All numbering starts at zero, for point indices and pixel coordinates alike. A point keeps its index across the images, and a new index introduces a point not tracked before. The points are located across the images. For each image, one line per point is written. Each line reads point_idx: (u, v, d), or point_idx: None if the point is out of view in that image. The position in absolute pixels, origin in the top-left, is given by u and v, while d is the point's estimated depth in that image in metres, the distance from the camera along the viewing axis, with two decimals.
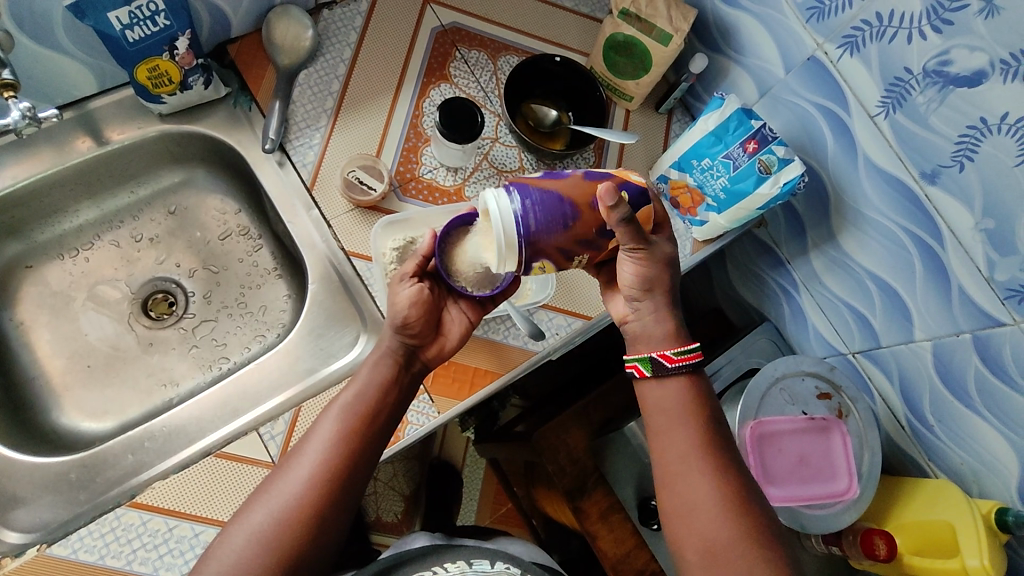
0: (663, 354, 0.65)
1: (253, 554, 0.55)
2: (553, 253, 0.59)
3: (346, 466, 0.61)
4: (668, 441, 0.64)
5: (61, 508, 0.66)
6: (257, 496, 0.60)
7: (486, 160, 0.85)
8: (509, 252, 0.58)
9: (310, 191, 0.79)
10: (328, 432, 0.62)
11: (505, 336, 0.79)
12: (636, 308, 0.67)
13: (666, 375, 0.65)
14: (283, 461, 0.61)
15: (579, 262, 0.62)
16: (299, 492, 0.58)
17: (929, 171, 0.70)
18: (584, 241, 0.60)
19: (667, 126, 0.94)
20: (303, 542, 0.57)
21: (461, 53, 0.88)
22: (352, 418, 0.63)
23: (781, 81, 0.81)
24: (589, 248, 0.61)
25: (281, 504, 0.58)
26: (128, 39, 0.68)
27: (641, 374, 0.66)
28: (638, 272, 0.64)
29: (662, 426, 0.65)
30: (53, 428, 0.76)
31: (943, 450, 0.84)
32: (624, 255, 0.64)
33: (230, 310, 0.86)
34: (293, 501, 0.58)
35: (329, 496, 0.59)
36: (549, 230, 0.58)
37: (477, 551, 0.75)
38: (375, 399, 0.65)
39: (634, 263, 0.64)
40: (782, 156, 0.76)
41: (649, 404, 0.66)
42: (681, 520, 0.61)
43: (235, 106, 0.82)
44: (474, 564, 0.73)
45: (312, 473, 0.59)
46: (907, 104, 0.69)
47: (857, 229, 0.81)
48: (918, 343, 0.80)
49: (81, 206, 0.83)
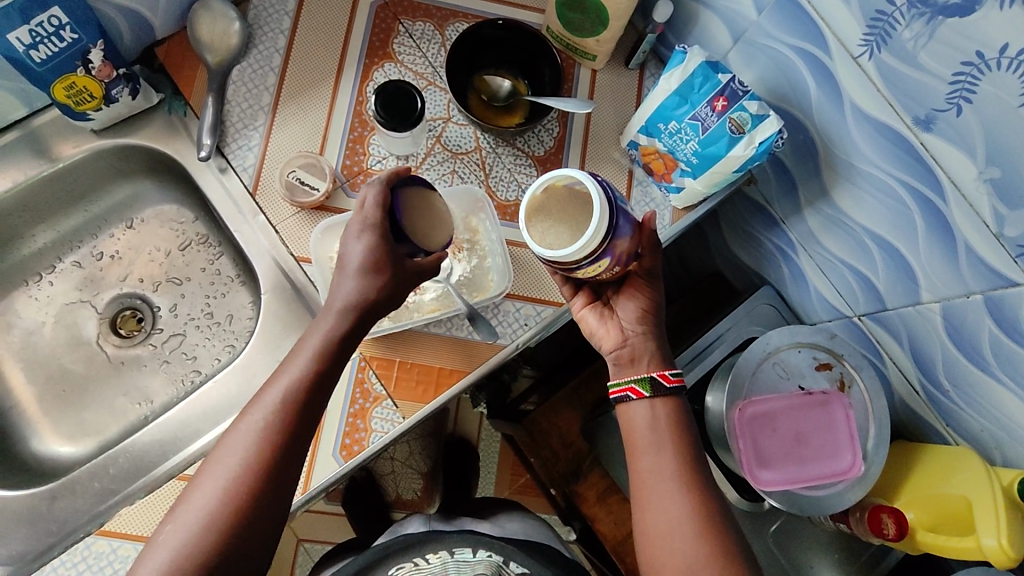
0: (663, 374, 0.66)
1: (195, 535, 0.53)
2: (616, 254, 0.61)
3: (290, 440, 0.58)
4: (646, 462, 0.64)
5: (35, 541, 0.67)
6: (201, 473, 0.56)
7: (438, 143, 0.79)
8: (598, 236, 0.58)
9: (254, 196, 0.76)
10: (271, 404, 0.58)
11: (470, 333, 0.74)
12: (640, 332, 0.68)
13: (663, 394, 0.66)
14: (224, 435, 0.58)
15: (611, 273, 0.64)
16: (245, 468, 0.55)
17: (923, 116, 0.61)
18: (632, 253, 0.64)
19: (639, 83, 0.85)
20: (249, 520, 0.54)
21: (404, 27, 0.81)
22: (299, 388, 0.59)
23: (754, 23, 0.72)
24: (629, 263, 0.65)
25: (223, 480, 0.55)
26: (34, 59, 0.65)
27: (638, 395, 0.65)
28: (648, 307, 0.68)
29: (641, 446, 0.64)
30: (32, 456, 0.77)
31: (960, 415, 0.77)
32: (636, 290, 0.68)
33: (197, 322, 0.84)
34: (235, 477, 0.55)
35: (275, 470, 0.56)
36: (620, 227, 0.60)
37: (461, 539, 0.76)
38: (320, 369, 0.60)
39: (647, 297, 0.68)
40: (756, 112, 0.67)
41: (636, 424, 0.65)
42: (662, 538, 0.60)
43: (171, 113, 0.78)
44: (456, 554, 0.75)
45: (255, 447, 0.56)
46: (892, 41, 0.60)
47: (851, 184, 0.73)
48: (925, 306, 0.72)
49: (36, 230, 0.82)
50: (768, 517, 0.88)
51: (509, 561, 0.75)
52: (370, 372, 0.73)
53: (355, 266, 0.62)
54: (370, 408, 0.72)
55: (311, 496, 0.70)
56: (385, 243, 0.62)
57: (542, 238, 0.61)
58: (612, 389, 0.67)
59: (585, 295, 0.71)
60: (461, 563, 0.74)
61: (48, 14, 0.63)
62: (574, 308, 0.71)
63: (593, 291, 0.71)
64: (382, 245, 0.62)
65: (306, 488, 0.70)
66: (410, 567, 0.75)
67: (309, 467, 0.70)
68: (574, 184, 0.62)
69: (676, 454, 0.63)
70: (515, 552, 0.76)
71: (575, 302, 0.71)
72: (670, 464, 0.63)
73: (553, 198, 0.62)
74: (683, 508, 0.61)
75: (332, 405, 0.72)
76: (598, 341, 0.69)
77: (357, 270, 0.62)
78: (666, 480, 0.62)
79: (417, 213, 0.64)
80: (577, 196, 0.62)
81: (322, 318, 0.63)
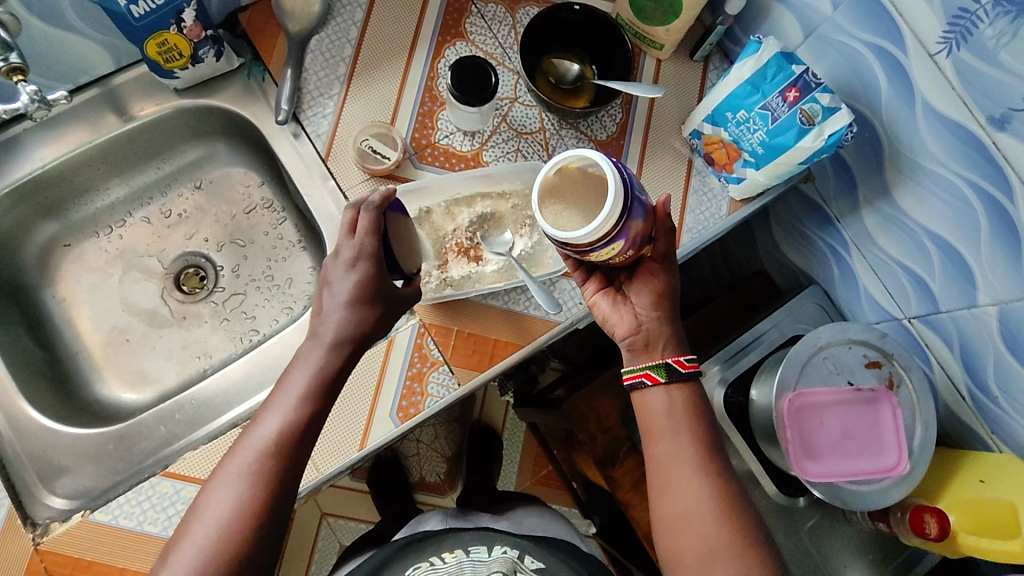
0: (677, 360, 0.66)
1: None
2: (630, 237, 0.60)
3: (279, 487, 0.55)
4: (659, 447, 0.65)
5: (101, 477, 0.70)
6: (187, 525, 0.54)
7: (504, 122, 0.81)
8: (613, 218, 0.58)
9: (326, 161, 0.78)
10: (260, 446, 0.56)
11: (525, 307, 0.76)
12: (650, 318, 0.68)
13: (677, 381, 0.66)
14: (206, 486, 0.55)
15: (624, 256, 0.64)
16: (234, 522, 0.53)
17: (998, 115, 0.62)
18: (645, 236, 0.64)
19: (703, 75, 0.86)
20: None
21: (477, 8, 0.83)
22: (289, 431, 0.57)
23: (829, 19, 0.73)
24: (642, 245, 0.64)
25: (211, 533, 0.53)
26: (133, 13, 0.67)
27: (654, 381, 0.66)
28: (655, 291, 0.68)
29: (658, 432, 0.65)
30: (95, 399, 0.80)
31: (1007, 422, 0.77)
32: (644, 274, 0.69)
33: (257, 283, 0.87)
34: (223, 532, 0.53)
35: (266, 523, 0.54)
36: (635, 211, 0.60)
37: (478, 539, 0.76)
38: (313, 403, 0.59)
39: (656, 281, 0.69)
40: (828, 105, 0.68)
41: (652, 410, 0.66)
42: (682, 521, 0.61)
43: (249, 77, 0.81)
44: (472, 552, 0.74)
45: (244, 498, 0.54)
46: (973, 39, 0.61)
47: (914, 182, 0.73)
48: (980, 309, 0.73)
49: (111, 184, 0.85)
50: (804, 513, 0.89)
51: (524, 556, 0.73)
52: (429, 339, 0.75)
53: (345, 298, 0.61)
54: (427, 372, 0.74)
55: (366, 455, 0.72)
56: (377, 272, 0.62)
57: (555, 221, 0.61)
58: (627, 375, 0.68)
59: (597, 281, 0.71)
60: (476, 562, 0.73)
61: None
62: (587, 294, 0.72)
63: (606, 277, 0.72)
64: (375, 276, 0.62)
65: (363, 445, 0.71)
66: (426, 566, 0.74)
67: (366, 426, 0.72)
68: (587, 166, 0.62)
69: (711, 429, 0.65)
70: (532, 548, 0.75)
71: (587, 287, 0.72)
72: (702, 437, 0.65)
73: (565, 180, 0.62)
74: (712, 479, 0.62)
75: (391, 367, 0.74)
76: (611, 327, 0.70)
77: (346, 303, 0.61)
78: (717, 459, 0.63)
79: (400, 240, 0.67)
80: (591, 177, 0.61)
81: (308, 349, 0.61)
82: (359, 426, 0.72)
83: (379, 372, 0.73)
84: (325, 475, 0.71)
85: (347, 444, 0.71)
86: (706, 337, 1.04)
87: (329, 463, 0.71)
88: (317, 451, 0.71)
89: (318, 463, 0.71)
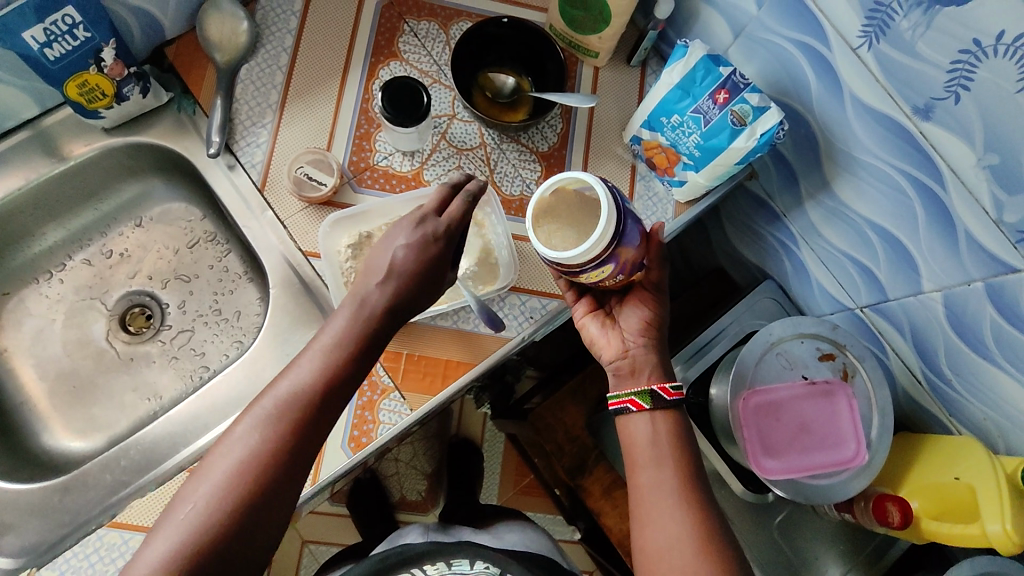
0: (663, 387, 0.65)
1: (202, 519, 0.51)
2: (621, 261, 0.61)
3: (305, 432, 0.56)
4: (644, 478, 0.64)
5: (48, 531, 0.68)
6: (214, 451, 0.56)
7: (443, 139, 0.80)
8: (604, 241, 0.57)
9: (262, 192, 0.77)
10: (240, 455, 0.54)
11: (475, 325, 0.75)
12: (642, 345, 0.68)
13: (664, 407, 0.66)
14: (236, 421, 0.56)
15: (615, 280, 0.64)
16: (255, 457, 0.54)
17: (922, 105, 0.62)
18: (639, 263, 0.64)
19: (641, 80, 0.86)
20: (252, 511, 0.53)
21: (409, 26, 0.82)
22: (321, 379, 0.58)
23: (755, 18, 0.73)
24: (632, 272, 0.64)
25: (234, 463, 0.54)
26: (48, 56, 0.67)
27: (638, 408, 0.65)
28: (646, 320, 0.69)
29: (640, 462, 0.65)
30: (41, 451, 0.78)
31: (962, 404, 0.77)
32: (636, 303, 0.69)
33: (205, 319, 0.85)
34: (243, 464, 0.54)
35: (288, 464, 0.55)
36: (628, 234, 0.60)
37: (456, 549, 0.73)
38: (297, 415, 0.56)
39: (646, 310, 0.69)
40: (757, 104, 0.68)
41: (636, 437, 0.66)
42: (664, 552, 0.60)
43: (179, 111, 0.79)
44: (453, 565, 0.72)
45: (231, 483, 0.53)
46: (890, 31, 0.61)
47: (851, 175, 0.74)
48: (926, 295, 0.73)
49: (46, 228, 0.83)
50: (773, 509, 0.89)
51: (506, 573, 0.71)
52: (378, 364, 0.73)
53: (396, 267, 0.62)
54: (378, 400, 0.73)
55: (319, 488, 0.71)
56: (436, 244, 0.63)
57: (547, 240, 0.61)
58: (612, 400, 0.67)
59: (588, 302, 0.71)
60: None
61: (62, 13, 0.65)
62: (577, 314, 0.72)
63: (597, 299, 0.72)
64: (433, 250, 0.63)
65: (316, 478, 0.70)
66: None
67: (318, 459, 0.71)
68: (583, 188, 0.62)
69: (679, 430, 0.65)
70: None
71: (578, 308, 0.71)
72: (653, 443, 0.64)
73: (562, 202, 0.62)
74: None
75: None
76: (599, 350, 0.70)
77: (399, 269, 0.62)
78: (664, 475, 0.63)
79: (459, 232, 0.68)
80: (587, 201, 0.62)
81: (343, 308, 0.62)
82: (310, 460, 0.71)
83: None
84: None
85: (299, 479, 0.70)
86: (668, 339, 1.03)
87: None
88: None
89: None
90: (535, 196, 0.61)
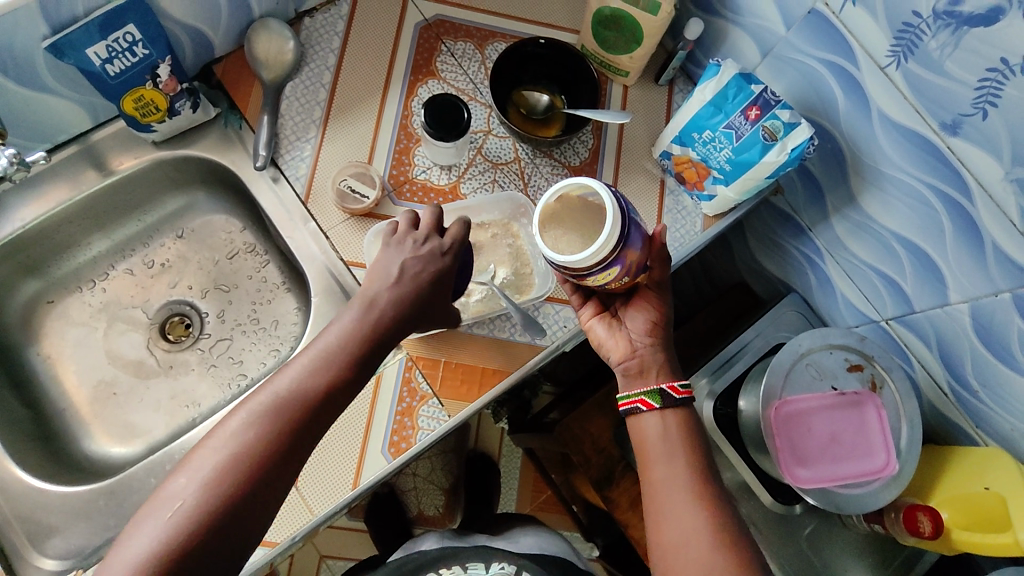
0: (670, 386, 0.66)
1: (177, 523, 0.48)
2: (626, 263, 0.61)
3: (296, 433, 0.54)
4: (657, 472, 0.64)
5: (93, 534, 0.69)
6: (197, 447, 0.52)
7: (480, 154, 0.83)
8: (610, 244, 0.58)
9: (305, 204, 0.80)
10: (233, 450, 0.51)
11: (511, 334, 0.77)
12: (644, 345, 0.69)
13: (673, 406, 0.66)
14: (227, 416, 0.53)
15: (620, 283, 0.65)
16: (243, 454, 0.51)
17: (950, 121, 0.64)
18: (641, 264, 0.64)
19: (669, 99, 0.89)
20: (240, 508, 0.50)
21: (446, 46, 0.85)
22: (321, 381, 0.55)
23: (783, 39, 0.76)
24: (638, 273, 0.65)
25: (219, 458, 0.51)
26: (109, 72, 0.70)
27: (648, 407, 0.66)
28: (651, 321, 0.69)
29: (653, 457, 0.65)
30: (83, 456, 0.79)
31: (990, 415, 0.78)
32: (640, 305, 0.70)
33: (243, 327, 0.87)
34: (232, 463, 0.51)
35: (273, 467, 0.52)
36: (633, 236, 0.61)
37: (473, 554, 0.75)
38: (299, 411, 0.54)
39: (650, 311, 0.70)
40: (788, 121, 0.71)
41: (648, 433, 0.66)
42: (678, 545, 0.60)
43: (226, 126, 0.83)
44: (469, 569, 0.73)
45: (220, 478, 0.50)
46: (919, 51, 0.64)
47: (878, 189, 0.76)
48: (953, 306, 0.75)
49: (92, 238, 0.86)
50: (800, 520, 0.89)
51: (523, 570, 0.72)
52: (417, 372, 0.75)
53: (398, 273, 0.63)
54: (417, 406, 0.74)
55: (360, 493, 0.72)
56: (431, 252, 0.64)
57: (554, 245, 0.62)
58: (621, 402, 0.68)
59: (594, 306, 0.73)
60: None
61: (124, 31, 0.68)
62: (583, 317, 0.73)
63: (602, 302, 0.73)
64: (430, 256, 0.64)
65: (357, 483, 0.71)
66: None
67: (359, 464, 0.72)
68: (587, 194, 0.63)
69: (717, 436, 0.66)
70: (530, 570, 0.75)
71: (585, 312, 0.72)
72: (690, 446, 0.65)
73: (565, 207, 0.63)
74: (704, 501, 0.62)
75: (381, 402, 0.74)
76: (606, 351, 0.70)
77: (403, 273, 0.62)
78: (702, 481, 0.64)
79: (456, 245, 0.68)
80: (591, 206, 0.63)
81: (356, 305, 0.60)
82: (352, 465, 0.72)
83: (370, 408, 0.74)
84: (319, 516, 0.71)
85: (340, 484, 0.71)
86: (692, 352, 1.05)
87: (323, 504, 0.71)
88: (311, 492, 0.71)
89: (311, 505, 0.71)
90: (540, 204, 0.62)
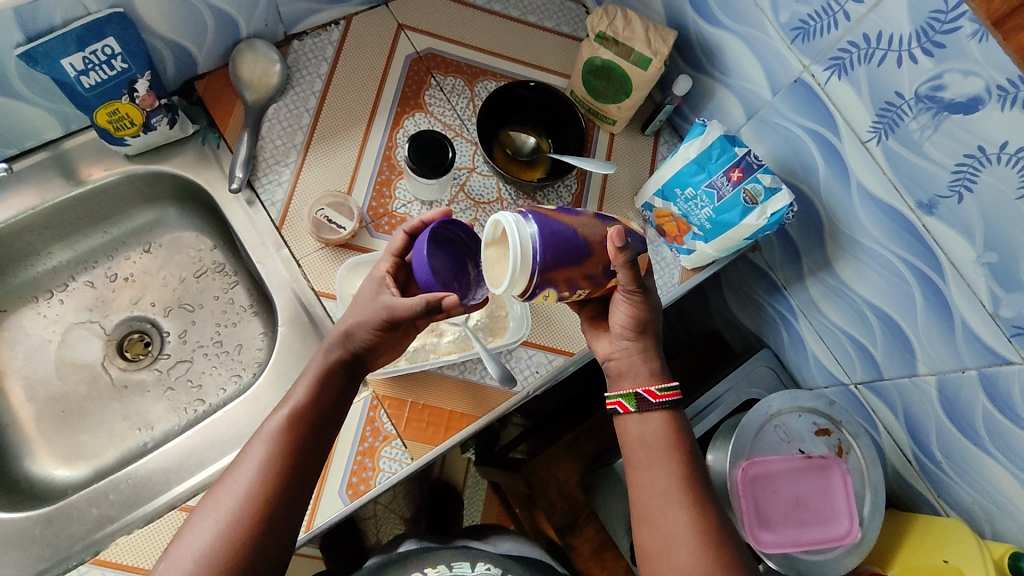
0: (648, 389, 0.63)
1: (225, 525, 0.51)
2: (558, 286, 0.58)
3: (302, 453, 0.56)
4: (640, 477, 0.62)
5: (25, 565, 0.65)
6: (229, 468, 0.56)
7: (462, 191, 0.82)
8: (520, 275, 0.55)
9: (280, 230, 0.77)
10: (263, 456, 0.55)
11: (482, 377, 0.76)
12: (625, 346, 0.65)
13: (651, 410, 0.63)
14: (233, 460, 0.56)
15: (577, 296, 0.61)
16: (258, 480, 0.53)
17: (926, 200, 0.65)
18: (587, 276, 0.59)
19: (654, 149, 0.90)
20: (285, 499, 0.54)
21: (436, 80, 0.85)
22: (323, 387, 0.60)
23: (768, 103, 0.77)
24: (594, 284, 0.60)
25: (253, 465, 0.54)
26: (83, 84, 0.67)
27: (626, 409, 0.64)
28: (631, 314, 0.63)
29: (635, 461, 0.63)
30: (24, 477, 0.75)
31: (951, 487, 0.79)
32: (618, 295, 0.64)
33: (205, 350, 0.84)
34: (256, 483, 0.53)
35: (283, 493, 0.54)
36: (561, 257, 0.57)
37: (457, 553, 0.72)
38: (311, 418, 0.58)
39: (629, 305, 0.63)
40: (769, 185, 0.71)
41: (631, 438, 0.63)
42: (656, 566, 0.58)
43: (204, 144, 0.81)
44: (454, 568, 0.71)
45: (256, 479, 0.53)
46: (899, 130, 0.65)
47: (855, 258, 0.76)
48: (920, 377, 0.75)
49: (54, 248, 0.82)
50: None
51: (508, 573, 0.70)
52: (382, 412, 0.73)
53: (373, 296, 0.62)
54: (379, 447, 0.72)
55: (312, 536, 0.68)
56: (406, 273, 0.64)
57: None
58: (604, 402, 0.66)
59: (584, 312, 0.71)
60: None
61: (103, 43, 0.66)
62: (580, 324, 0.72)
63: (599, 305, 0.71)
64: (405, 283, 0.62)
65: (309, 526, 0.68)
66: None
67: (313, 506, 0.69)
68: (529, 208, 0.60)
69: None
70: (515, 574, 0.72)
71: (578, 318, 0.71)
72: None
73: None
74: None
75: (341, 442, 0.71)
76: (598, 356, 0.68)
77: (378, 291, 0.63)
78: None
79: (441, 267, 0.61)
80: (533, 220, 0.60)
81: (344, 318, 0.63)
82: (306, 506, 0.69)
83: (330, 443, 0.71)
84: None
85: None
86: None
87: None
88: None
89: None
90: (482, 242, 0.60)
